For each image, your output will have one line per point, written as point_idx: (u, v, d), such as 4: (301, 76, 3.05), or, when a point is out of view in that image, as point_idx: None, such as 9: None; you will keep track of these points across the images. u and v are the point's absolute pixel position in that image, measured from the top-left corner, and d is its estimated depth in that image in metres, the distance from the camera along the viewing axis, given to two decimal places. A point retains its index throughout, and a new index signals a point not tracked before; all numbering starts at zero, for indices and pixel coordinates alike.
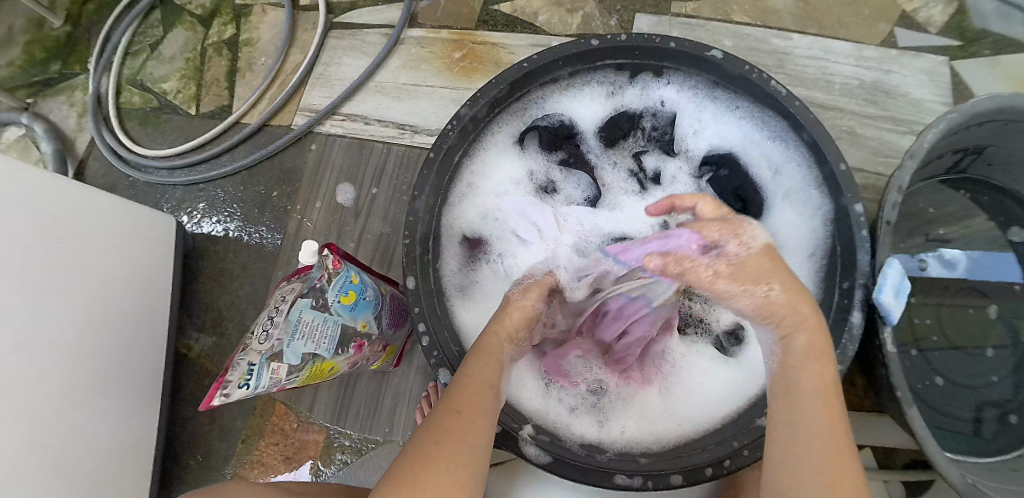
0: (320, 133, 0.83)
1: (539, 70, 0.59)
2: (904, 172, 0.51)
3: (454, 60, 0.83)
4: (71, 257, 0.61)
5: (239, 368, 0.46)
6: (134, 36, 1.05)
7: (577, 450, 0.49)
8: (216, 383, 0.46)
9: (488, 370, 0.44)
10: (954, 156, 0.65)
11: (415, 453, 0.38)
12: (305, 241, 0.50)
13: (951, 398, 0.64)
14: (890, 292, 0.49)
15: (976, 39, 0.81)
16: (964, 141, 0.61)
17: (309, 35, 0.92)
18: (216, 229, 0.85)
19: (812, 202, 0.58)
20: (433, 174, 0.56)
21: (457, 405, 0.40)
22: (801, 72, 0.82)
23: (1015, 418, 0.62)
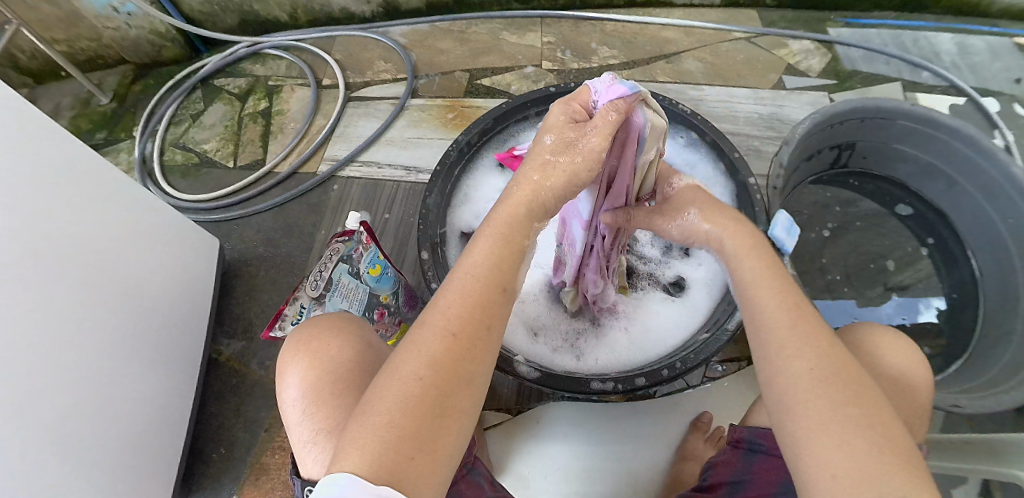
0: (341, 176, 1.04)
1: (512, 109, 0.83)
2: (783, 153, 0.76)
3: (448, 119, 1.08)
4: (145, 254, 0.78)
5: (294, 307, 0.64)
6: (178, 109, 1.28)
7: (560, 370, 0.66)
8: (277, 315, 0.63)
9: (492, 270, 0.43)
10: (833, 150, 0.90)
11: (428, 361, 0.37)
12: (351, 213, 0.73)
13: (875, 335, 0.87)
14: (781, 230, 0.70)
15: (849, 77, 1.12)
16: (837, 136, 0.86)
17: (332, 107, 1.17)
18: (246, 254, 1.02)
19: (721, 185, 0.80)
20: (441, 180, 0.77)
21: (461, 313, 0.40)
22: (711, 111, 1.09)
23: (929, 352, 0.85)
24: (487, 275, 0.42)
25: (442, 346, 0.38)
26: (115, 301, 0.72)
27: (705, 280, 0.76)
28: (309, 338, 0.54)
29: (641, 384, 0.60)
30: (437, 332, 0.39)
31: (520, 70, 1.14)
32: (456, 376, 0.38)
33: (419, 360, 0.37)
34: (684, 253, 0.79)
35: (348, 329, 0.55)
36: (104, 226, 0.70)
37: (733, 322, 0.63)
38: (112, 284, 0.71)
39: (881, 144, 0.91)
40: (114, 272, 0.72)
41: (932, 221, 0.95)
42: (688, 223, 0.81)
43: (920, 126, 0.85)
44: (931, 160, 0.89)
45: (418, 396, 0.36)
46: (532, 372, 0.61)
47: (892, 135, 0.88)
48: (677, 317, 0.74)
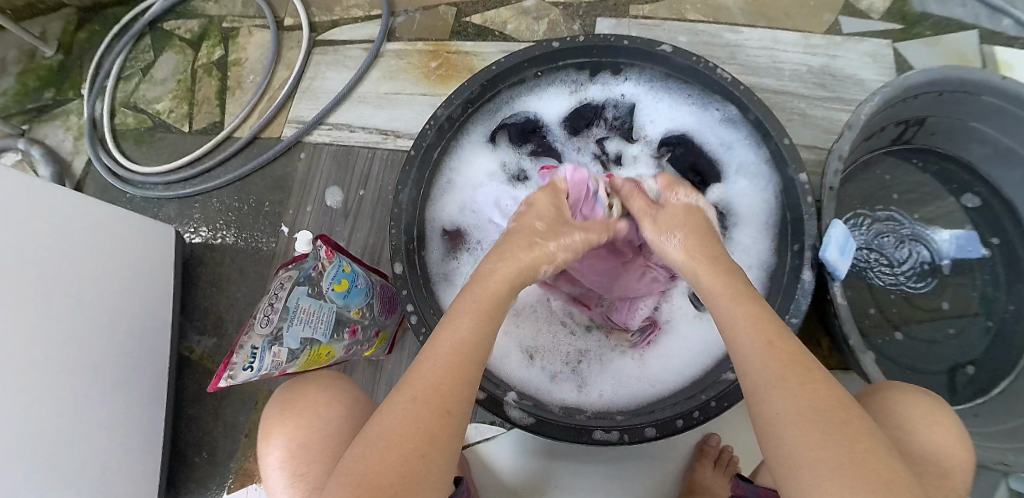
0: (309, 142, 0.89)
1: (504, 72, 0.66)
2: (844, 142, 0.58)
3: (431, 69, 0.89)
4: (75, 269, 0.67)
5: (243, 351, 0.51)
6: (126, 61, 1.10)
7: (557, 411, 0.58)
8: (222, 363, 0.50)
9: (469, 331, 0.39)
10: (897, 128, 0.72)
11: (402, 428, 0.34)
12: (300, 231, 0.58)
13: (916, 352, 0.70)
14: (835, 250, 0.55)
15: (918, 21, 0.89)
16: (904, 112, 0.68)
17: (295, 53, 0.98)
18: (211, 239, 0.90)
19: (762, 176, 0.65)
20: (414, 170, 0.63)
21: (436, 378, 0.36)
22: (751, 61, 0.89)
23: (970, 369, 0.70)
24: (461, 336, 0.39)
25: (407, 414, 0.34)
26: (43, 332, 0.62)
27: None
28: (286, 401, 0.54)
29: (650, 436, 0.51)
30: (403, 404, 0.35)
31: (518, 4, 0.92)
32: (430, 442, 0.34)
33: (386, 431, 0.34)
34: None
35: (312, 395, 0.54)
36: (19, 248, 0.59)
37: None
38: (39, 312, 0.61)
39: (956, 120, 0.71)
40: (42, 298, 0.62)
41: (1002, 219, 0.74)
42: (719, 218, 0.68)
43: (1006, 104, 0.66)
44: (1014, 144, 0.69)
45: (386, 464, 0.32)
46: (527, 419, 0.53)
47: (979, 111, 0.69)
48: (700, 337, 0.63)
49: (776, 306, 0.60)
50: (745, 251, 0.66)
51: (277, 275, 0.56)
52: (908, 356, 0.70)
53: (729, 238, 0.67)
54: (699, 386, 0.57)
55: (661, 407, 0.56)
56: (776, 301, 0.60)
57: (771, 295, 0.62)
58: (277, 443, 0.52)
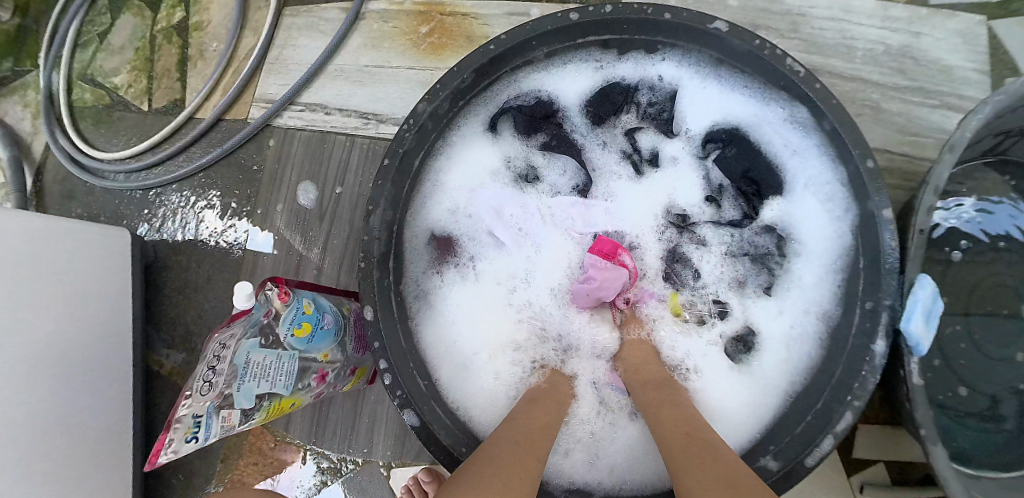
0: (278, 127, 0.75)
1: (509, 51, 0.53)
2: (945, 169, 0.42)
3: (421, 36, 0.74)
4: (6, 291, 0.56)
5: (184, 423, 0.41)
6: (82, 26, 0.96)
7: (558, 496, 0.48)
8: (156, 443, 0.40)
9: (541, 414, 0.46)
10: (992, 140, 0.54)
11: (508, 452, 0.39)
12: (239, 282, 0.43)
13: (971, 405, 0.54)
14: (920, 320, 0.43)
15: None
16: (1008, 122, 0.50)
17: (263, 14, 0.83)
18: (176, 237, 0.79)
19: (839, 197, 0.50)
20: (389, 180, 0.50)
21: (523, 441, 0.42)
22: (816, 38, 0.68)
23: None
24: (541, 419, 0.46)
25: (512, 459, 0.39)
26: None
27: (784, 339, 0.52)
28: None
29: None
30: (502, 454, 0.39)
31: None
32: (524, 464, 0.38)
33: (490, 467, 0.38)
34: (765, 290, 0.53)
35: None
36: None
37: (814, 457, 0.44)
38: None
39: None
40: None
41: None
42: (777, 245, 0.53)
43: None
44: None
45: (491, 484, 0.35)
46: None
47: None
48: (739, 396, 0.51)
49: (838, 376, 0.47)
50: (807, 288, 0.52)
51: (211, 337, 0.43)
52: (962, 409, 0.54)
53: (786, 268, 0.53)
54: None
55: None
56: (838, 368, 0.47)
57: (832, 360, 0.48)
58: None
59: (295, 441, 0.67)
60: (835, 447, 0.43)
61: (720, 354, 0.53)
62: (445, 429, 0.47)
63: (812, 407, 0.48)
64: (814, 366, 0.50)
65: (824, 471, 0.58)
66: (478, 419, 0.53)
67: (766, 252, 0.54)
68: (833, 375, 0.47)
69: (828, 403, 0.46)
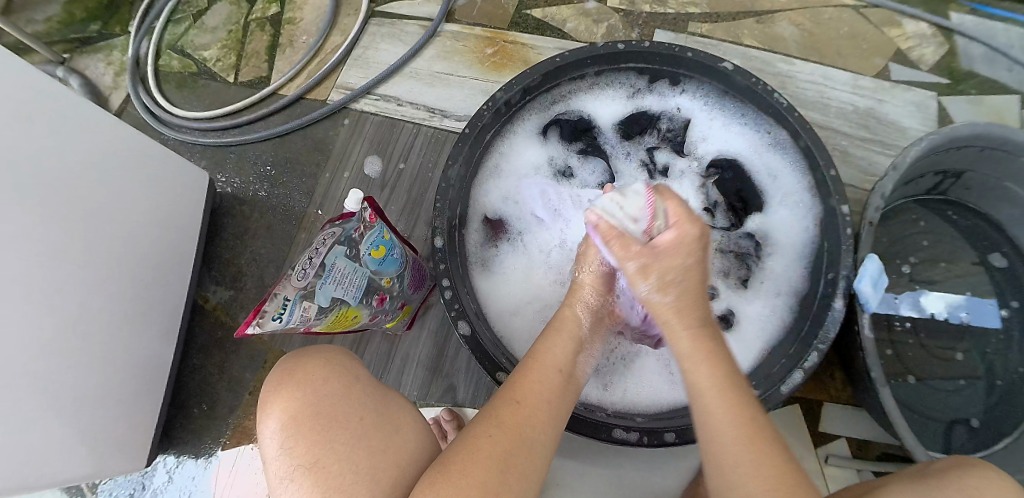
0: (354, 109, 0.89)
1: (568, 66, 0.68)
2: (887, 182, 0.59)
3: (486, 55, 0.89)
4: (94, 202, 0.66)
5: (276, 300, 0.50)
6: (179, 5, 1.09)
7: (579, 406, 0.59)
8: (254, 309, 0.50)
9: (564, 354, 0.49)
10: (934, 177, 0.74)
11: (497, 428, 0.42)
12: (352, 189, 0.53)
13: (924, 398, 0.71)
14: (869, 283, 0.58)
15: (965, 78, 0.90)
16: (945, 163, 0.70)
17: (351, 20, 0.98)
18: (241, 192, 0.91)
19: (804, 205, 0.66)
20: (466, 147, 0.64)
21: (535, 385, 0.46)
22: (800, 94, 0.91)
23: (974, 422, 0.70)
24: (558, 359, 0.49)
25: (510, 408, 0.43)
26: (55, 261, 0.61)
27: (760, 316, 0.67)
28: (286, 371, 0.45)
29: (670, 441, 0.54)
30: (510, 400, 0.44)
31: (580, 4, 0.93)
32: (517, 446, 0.41)
33: (488, 423, 0.42)
34: (741, 283, 0.69)
35: (330, 362, 0.45)
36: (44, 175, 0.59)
37: (786, 388, 0.57)
38: (53, 243, 0.61)
39: (990, 179, 0.72)
40: (60, 229, 0.62)
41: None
42: (754, 248, 0.70)
43: None
44: None
45: (483, 444, 0.41)
46: None
47: (1011, 171, 0.69)
48: None
49: (806, 330, 0.60)
50: (776, 279, 0.68)
51: (317, 232, 0.54)
52: (914, 398, 0.71)
53: (761, 267, 0.69)
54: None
55: (680, 414, 0.59)
56: (805, 325, 0.61)
57: (800, 319, 0.63)
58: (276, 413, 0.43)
59: None
60: (802, 379, 0.56)
61: None
62: (488, 340, 0.58)
63: (783, 356, 0.61)
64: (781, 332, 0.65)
65: (793, 439, 0.69)
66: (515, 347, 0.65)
67: (746, 252, 0.70)
68: (802, 332, 0.61)
69: (798, 350, 0.59)
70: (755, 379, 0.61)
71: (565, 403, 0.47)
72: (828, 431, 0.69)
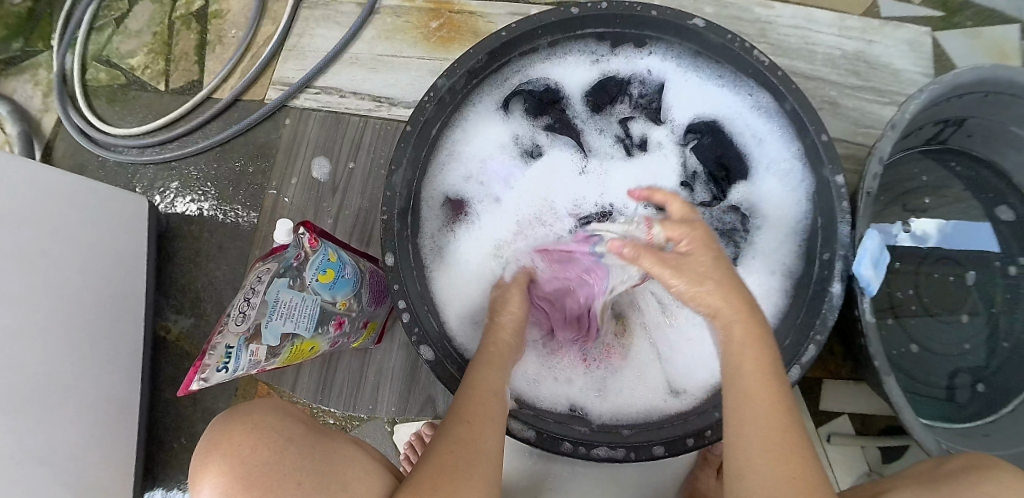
0: (294, 107, 0.82)
1: (516, 39, 0.59)
2: (886, 142, 0.51)
3: (431, 30, 0.81)
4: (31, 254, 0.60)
5: (217, 351, 0.46)
6: (98, 10, 0.98)
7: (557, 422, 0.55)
8: (193, 366, 0.46)
9: (498, 367, 0.48)
10: (935, 128, 0.66)
11: (442, 452, 0.38)
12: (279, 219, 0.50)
13: (925, 365, 0.66)
14: (869, 264, 0.51)
15: (960, 10, 0.81)
16: (946, 113, 0.63)
17: (281, 6, 0.89)
18: (189, 211, 0.84)
19: (795, 175, 0.60)
20: (410, 146, 0.57)
21: (480, 398, 0.44)
22: (781, 41, 0.83)
23: (976, 384, 0.65)
24: (495, 374, 0.47)
25: (466, 425, 0.41)
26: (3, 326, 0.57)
27: (754, 297, 0.61)
28: (209, 439, 0.35)
29: (658, 455, 0.50)
30: (463, 416, 0.42)
31: None
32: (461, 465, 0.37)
33: (448, 437, 0.40)
34: (732, 262, 0.63)
35: (264, 415, 0.37)
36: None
37: None
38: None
39: (995, 125, 0.65)
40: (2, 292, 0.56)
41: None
42: (741, 222, 0.63)
43: None
44: None
45: (449, 459, 0.37)
46: (527, 433, 0.52)
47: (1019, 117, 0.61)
48: None
49: (802, 317, 0.55)
50: (769, 256, 0.61)
51: (254, 268, 0.51)
52: (916, 366, 0.66)
53: (750, 241, 0.63)
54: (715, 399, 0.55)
55: (670, 422, 0.54)
56: (802, 311, 0.56)
57: (797, 305, 0.57)
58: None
59: (301, 401, 0.71)
60: (802, 375, 0.50)
61: None
62: (455, 364, 0.53)
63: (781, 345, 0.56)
64: (779, 316, 0.59)
65: None
66: None
67: (732, 228, 0.63)
68: (798, 318, 0.56)
69: (794, 343, 0.54)
70: None
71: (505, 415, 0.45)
72: (829, 410, 0.65)
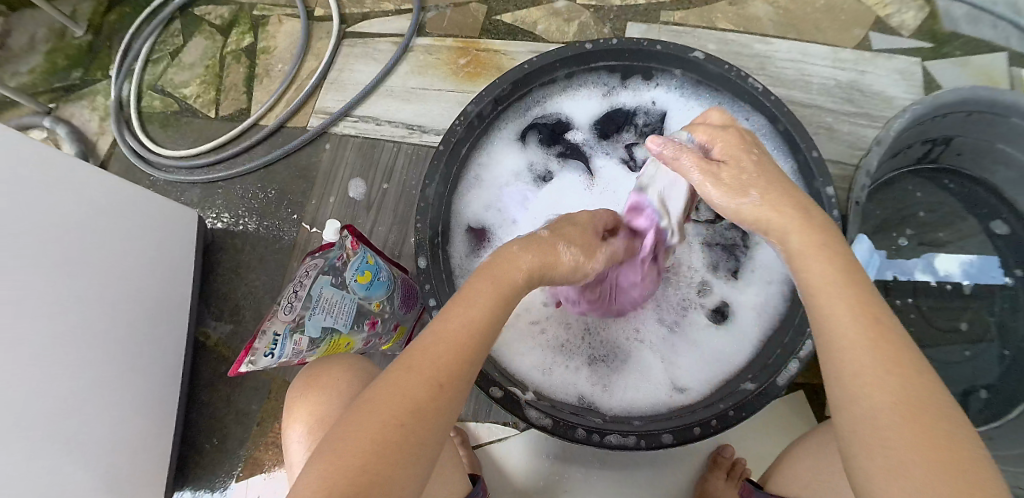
0: (334, 133, 0.90)
1: (536, 71, 0.68)
2: (873, 158, 0.64)
3: (459, 66, 0.90)
4: (88, 255, 0.67)
5: (266, 337, 0.55)
6: (154, 45, 1.08)
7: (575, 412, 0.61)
8: (247, 346, 0.55)
9: (484, 314, 0.40)
10: (924, 146, 0.79)
11: (411, 383, 0.35)
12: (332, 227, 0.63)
13: (936, 376, 0.77)
14: None
15: (948, 40, 0.89)
16: (934, 131, 0.75)
17: (324, 43, 0.99)
18: (233, 226, 0.92)
19: None
20: (441, 165, 0.64)
21: (454, 354, 0.37)
22: (780, 74, 0.90)
23: (982, 393, 0.76)
24: (475, 322, 0.39)
25: (425, 391, 0.35)
26: (58, 317, 0.63)
27: (755, 305, 0.67)
28: (312, 384, 0.55)
29: (667, 442, 0.56)
30: (421, 376, 0.35)
31: (548, 5, 0.92)
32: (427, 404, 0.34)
33: (404, 401, 0.34)
34: (732, 273, 0.69)
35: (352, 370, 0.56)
36: (37, 236, 0.60)
37: (782, 379, 0.57)
38: (56, 298, 0.63)
39: (982, 142, 0.78)
40: (58, 288, 0.63)
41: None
42: (742, 238, 0.70)
43: None
44: None
45: (416, 397, 0.34)
46: (546, 421, 0.58)
47: (1002, 135, 0.75)
48: (721, 347, 0.67)
49: (799, 317, 0.61)
50: (766, 268, 0.68)
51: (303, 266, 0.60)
52: (927, 376, 0.77)
53: (749, 255, 0.69)
54: (718, 395, 0.61)
55: (676, 414, 0.60)
56: (798, 312, 0.62)
57: (794, 307, 0.63)
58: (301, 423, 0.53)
59: None
60: (798, 368, 0.56)
61: (701, 321, 0.68)
62: None
63: (778, 345, 0.62)
64: (777, 320, 0.65)
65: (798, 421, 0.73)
66: (511, 363, 0.66)
67: (734, 244, 0.70)
68: (795, 317, 0.62)
69: (790, 341, 0.60)
70: (751, 371, 0.62)
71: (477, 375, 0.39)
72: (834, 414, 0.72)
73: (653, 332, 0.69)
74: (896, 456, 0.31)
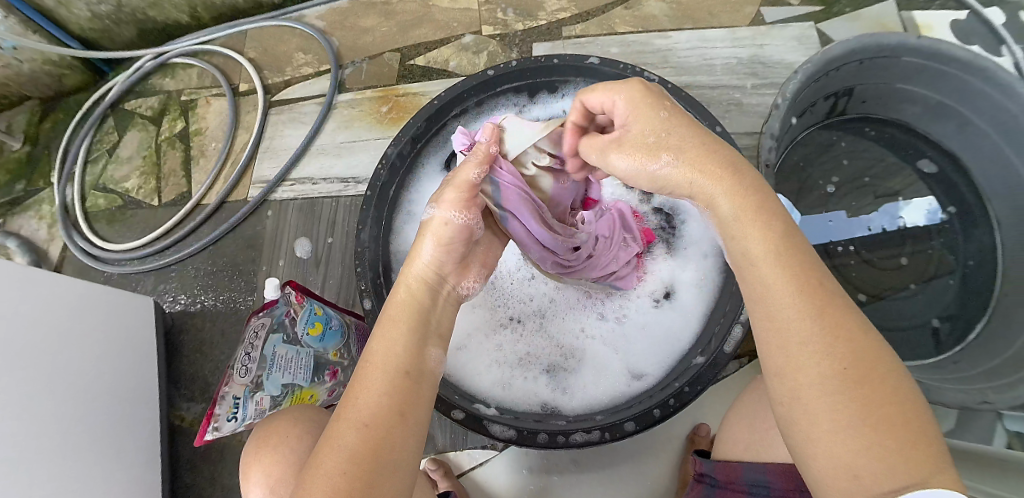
0: (274, 199, 0.93)
1: (446, 104, 0.73)
2: (774, 122, 0.69)
3: (382, 113, 0.95)
4: (53, 352, 0.69)
5: (226, 401, 0.60)
6: (91, 145, 1.10)
7: (540, 419, 0.64)
8: (208, 414, 0.60)
9: (401, 351, 0.41)
10: (829, 100, 0.85)
11: (367, 426, 0.36)
12: (269, 280, 0.66)
13: (894, 314, 0.83)
14: None
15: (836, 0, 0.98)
16: (835, 83, 0.81)
17: (252, 115, 1.03)
18: (191, 306, 0.94)
19: None
20: (372, 208, 0.69)
21: (385, 394, 0.38)
22: (683, 63, 0.96)
23: (938, 322, 0.82)
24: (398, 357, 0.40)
25: (361, 436, 0.35)
26: (34, 417, 0.64)
27: (694, 281, 0.71)
28: (263, 439, 0.56)
29: (630, 430, 0.59)
30: (351, 424, 0.36)
31: (457, 41, 0.98)
32: (380, 445, 0.35)
33: (342, 457, 0.34)
34: (667, 254, 0.74)
35: (281, 434, 0.55)
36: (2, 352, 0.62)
37: (729, 347, 0.61)
38: (31, 409, 0.64)
39: (882, 86, 0.85)
40: (27, 389, 0.64)
41: (956, 181, 0.87)
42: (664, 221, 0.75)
43: (930, 62, 0.78)
44: (941, 99, 0.83)
45: (376, 442, 0.35)
46: (510, 433, 0.60)
47: (895, 74, 0.82)
48: (668, 325, 0.70)
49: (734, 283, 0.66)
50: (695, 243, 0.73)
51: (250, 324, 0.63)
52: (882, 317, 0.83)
53: (680, 234, 0.74)
54: (672, 376, 0.64)
55: (636, 401, 0.63)
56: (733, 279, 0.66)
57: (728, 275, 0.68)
58: (256, 482, 0.54)
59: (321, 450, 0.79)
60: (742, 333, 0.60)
61: (648, 306, 0.72)
62: (436, 387, 0.63)
63: (721, 314, 0.65)
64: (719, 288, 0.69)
65: None
66: (471, 382, 0.68)
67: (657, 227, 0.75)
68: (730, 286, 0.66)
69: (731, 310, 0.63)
70: (699, 346, 0.65)
71: (418, 407, 0.39)
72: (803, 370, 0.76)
73: (601, 328, 0.72)
74: (840, 427, 0.32)
